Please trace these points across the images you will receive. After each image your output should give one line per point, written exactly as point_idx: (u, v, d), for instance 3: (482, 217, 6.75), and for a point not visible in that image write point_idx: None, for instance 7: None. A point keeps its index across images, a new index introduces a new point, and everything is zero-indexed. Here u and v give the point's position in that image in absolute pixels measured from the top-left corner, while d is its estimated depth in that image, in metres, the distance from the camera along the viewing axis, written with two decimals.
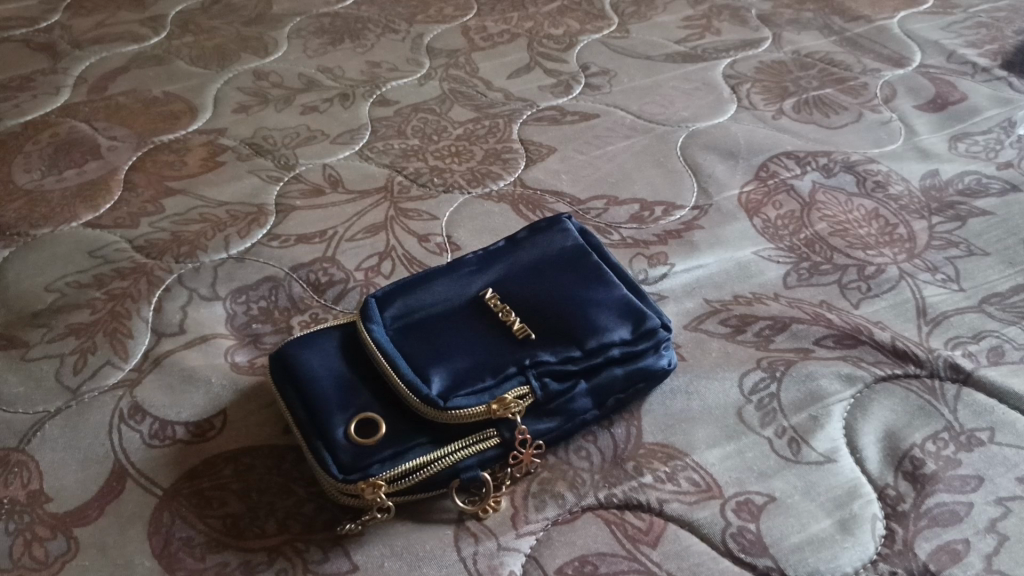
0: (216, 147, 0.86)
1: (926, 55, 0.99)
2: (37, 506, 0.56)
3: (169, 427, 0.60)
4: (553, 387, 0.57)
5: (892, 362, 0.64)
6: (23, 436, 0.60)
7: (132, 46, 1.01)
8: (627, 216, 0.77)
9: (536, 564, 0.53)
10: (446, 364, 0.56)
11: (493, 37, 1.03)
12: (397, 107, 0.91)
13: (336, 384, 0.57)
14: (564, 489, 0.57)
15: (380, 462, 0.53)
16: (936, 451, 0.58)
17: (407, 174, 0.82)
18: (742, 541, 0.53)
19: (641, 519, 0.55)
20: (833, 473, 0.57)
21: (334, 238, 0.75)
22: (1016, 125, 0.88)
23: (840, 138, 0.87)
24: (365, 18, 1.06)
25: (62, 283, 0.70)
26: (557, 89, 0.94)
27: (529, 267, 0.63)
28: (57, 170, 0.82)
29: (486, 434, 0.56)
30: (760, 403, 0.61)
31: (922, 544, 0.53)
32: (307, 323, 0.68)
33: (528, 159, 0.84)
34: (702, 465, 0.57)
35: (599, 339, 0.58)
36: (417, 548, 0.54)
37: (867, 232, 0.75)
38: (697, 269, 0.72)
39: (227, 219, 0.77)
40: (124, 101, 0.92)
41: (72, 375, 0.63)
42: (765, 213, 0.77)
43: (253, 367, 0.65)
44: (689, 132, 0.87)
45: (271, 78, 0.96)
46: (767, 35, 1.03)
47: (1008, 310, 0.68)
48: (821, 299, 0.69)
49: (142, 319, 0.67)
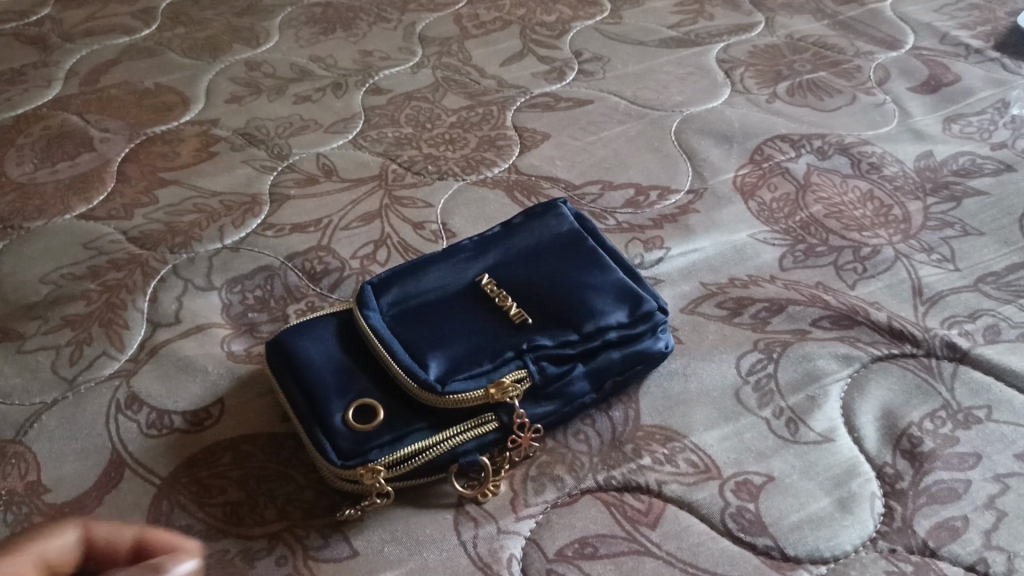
0: (210, 138, 0.85)
1: (919, 37, 0.99)
2: (36, 497, 0.55)
3: (167, 417, 0.60)
4: (551, 370, 0.57)
5: (889, 341, 0.64)
6: (21, 428, 0.59)
7: (123, 38, 1.00)
8: (622, 201, 0.77)
9: (537, 547, 0.53)
10: (444, 349, 0.56)
11: (486, 25, 1.02)
12: (390, 96, 0.91)
13: (333, 371, 0.56)
14: (563, 472, 0.57)
15: (379, 447, 0.53)
16: (934, 429, 0.58)
17: (401, 162, 0.82)
18: (741, 521, 0.54)
19: (640, 501, 0.55)
20: (832, 452, 0.57)
21: (330, 227, 0.75)
22: (1009, 106, 0.88)
23: (834, 121, 0.86)
24: (357, 7, 1.06)
25: (56, 275, 0.70)
26: (551, 75, 0.94)
27: (526, 253, 0.63)
28: (50, 163, 0.82)
29: (485, 419, 0.56)
30: (757, 384, 0.61)
31: (921, 521, 0.53)
32: (304, 311, 0.68)
33: (522, 146, 0.84)
34: (701, 446, 0.58)
35: (596, 322, 0.58)
36: (417, 532, 0.54)
37: (862, 214, 0.75)
38: (693, 252, 0.72)
39: (222, 209, 0.77)
40: (115, 92, 0.91)
41: (68, 366, 0.63)
42: (760, 196, 0.77)
43: (250, 356, 0.64)
44: (684, 117, 0.87)
45: (263, 68, 0.95)
46: (760, 19, 1.03)
47: (1003, 289, 0.68)
48: (817, 281, 0.69)
49: (138, 310, 0.67)
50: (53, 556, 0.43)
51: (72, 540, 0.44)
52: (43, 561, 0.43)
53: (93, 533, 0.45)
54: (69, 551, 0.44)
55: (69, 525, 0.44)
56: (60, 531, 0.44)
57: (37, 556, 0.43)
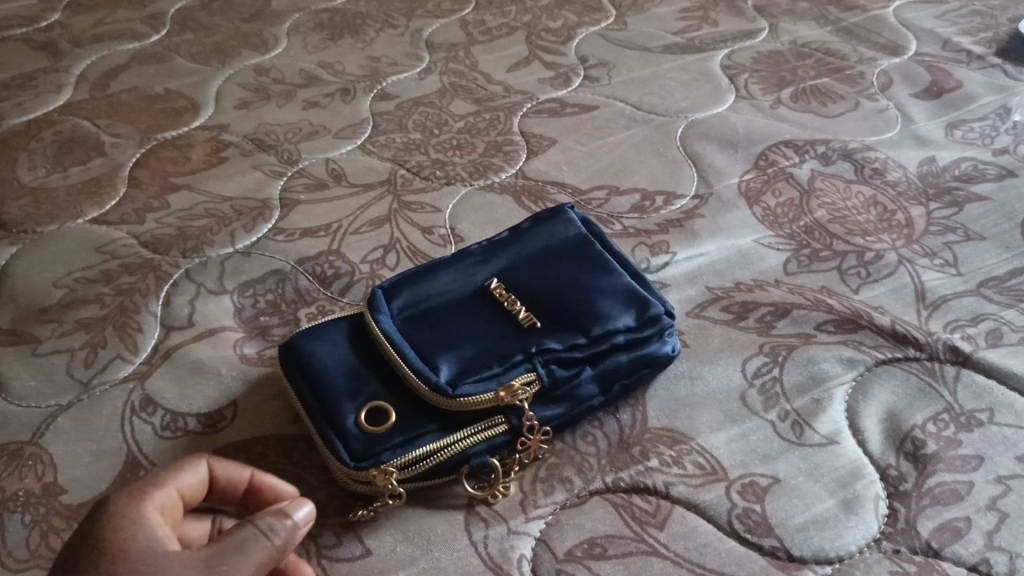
0: (220, 143, 0.86)
1: (922, 43, 1.00)
2: (53, 498, 0.56)
3: (181, 419, 0.61)
4: (560, 373, 0.58)
5: (892, 345, 0.65)
6: (37, 430, 0.60)
7: (132, 44, 1.01)
8: (628, 205, 0.78)
9: (546, 547, 0.54)
10: (454, 353, 0.57)
11: (492, 31, 1.03)
12: (398, 101, 0.92)
13: (345, 374, 0.57)
14: (572, 474, 0.58)
15: (391, 449, 0.54)
16: (937, 432, 0.59)
17: (409, 167, 0.83)
18: (747, 522, 0.54)
19: (648, 502, 0.56)
20: (836, 454, 0.58)
21: (339, 231, 0.76)
22: (1011, 112, 0.89)
23: (838, 127, 0.87)
24: (364, 13, 1.07)
25: (70, 279, 0.71)
26: (557, 81, 0.94)
27: (534, 257, 0.64)
28: (62, 168, 0.83)
29: (495, 421, 0.56)
30: (763, 387, 0.62)
31: (924, 522, 0.54)
32: (315, 314, 0.69)
33: (529, 151, 0.85)
34: (707, 448, 0.58)
35: (604, 326, 0.59)
36: (428, 533, 0.54)
37: (866, 219, 0.76)
38: (699, 257, 0.73)
39: (232, 213, 0.77)
40: (126, 98, 0.92)
41: (82, 369, 0.64)
42: (765, 201, 0.78)
43: (262, 359, 0.65)
44: (689, 122, 0.88)
45: (272, 74, 0.96)
46: (764, 25, 1.04)
47: (1005, 293, 0.69)
48: (821, 285, 0.70)
49: (151, 313, 0.68)
50: (187, 489, 0.50)
51: (201, 475, 0.51)
52: (182, 493, 0.50)
53: (217, 470, 0.52)
54: (199, 484, 0.51)
55: (196, 462, 0.51)
56: (191, 468, 0.51)
57: (178, 490, 0.49)
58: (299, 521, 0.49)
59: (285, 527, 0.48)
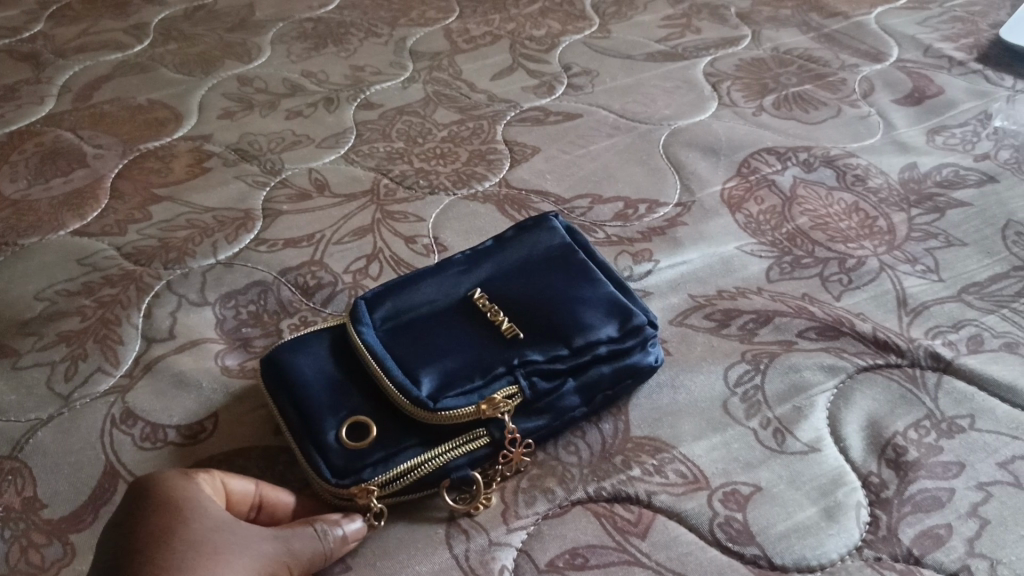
0: (203, 153, 0.86)
1: (903, 49, 1.01)
2: (32, 513, 0.56)
3: (161, 431, 0.61)
4: (542, 385, 0.58)
5: (874, 352, 0.65)
6: (17, 444, 0.60)
7: (116, 54, 1.01)
8: (611, 214, 0.78)
9: (528, 558, 0.53)
10: (436, 366, 0.57)
11: (476, 39, 1.04)
12: (381, 110, 0.92)
13: (327, 388, 0.57)
14: (553, 484, 0.57)
15: (372, 466, 0.54)
16: (918, 439, 0.59)
17: (393, 176, 0.83)
18: (728, 530, 0.54)
19: (630, 511, 0.56)
20: (818, 462, 0.58)
21: (322, 241, 0.76)
22: (992, 117, 0.89)
23: (820, 133, 0.88)
24: (348, 22, 1.07)
25: (51, 291, 0.70)
26: (540, 90, 0.95)
27: (518, 267, 0.64)
28: (44, 179, 0.82)
29: (476, 434, 0.56)
30: (745, 395, 0.62)
31: (905, 529, 0.54)
32: (298, 325, 0.68)
33: (512, 160, 0.85)
34: (689, 457, 0.58)
35: (587, 336, 0.59)
36: (409, 545, 0.54)
37: (847, 225, 0.76)
38: (681, 264, 0.73)
39: (215, 224, 0.77)
40: (108, 109, 0.92)
41: (63, 383, 0.64)
42: (747, 209, 0.78)
43: (244, 370, 0.65)
44: (671, 130, 0.88)
45: (255, 84, 0.96)
46: (747, 33, 1.04)
47: (986, 299, 0.69)
48: (803, 292, 0.70)
49: (132, 325, 0.68)
50: (234, 492, 0.52)
51: (251, 488, 0.53)
52: (228, 493, 0.52)
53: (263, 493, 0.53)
54: (244, 495, 0.52)
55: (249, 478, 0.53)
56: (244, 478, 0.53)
57: (227, 488, 0.52)
58: (350, 535, 0.52)
59: (337, 537, 0.51)
